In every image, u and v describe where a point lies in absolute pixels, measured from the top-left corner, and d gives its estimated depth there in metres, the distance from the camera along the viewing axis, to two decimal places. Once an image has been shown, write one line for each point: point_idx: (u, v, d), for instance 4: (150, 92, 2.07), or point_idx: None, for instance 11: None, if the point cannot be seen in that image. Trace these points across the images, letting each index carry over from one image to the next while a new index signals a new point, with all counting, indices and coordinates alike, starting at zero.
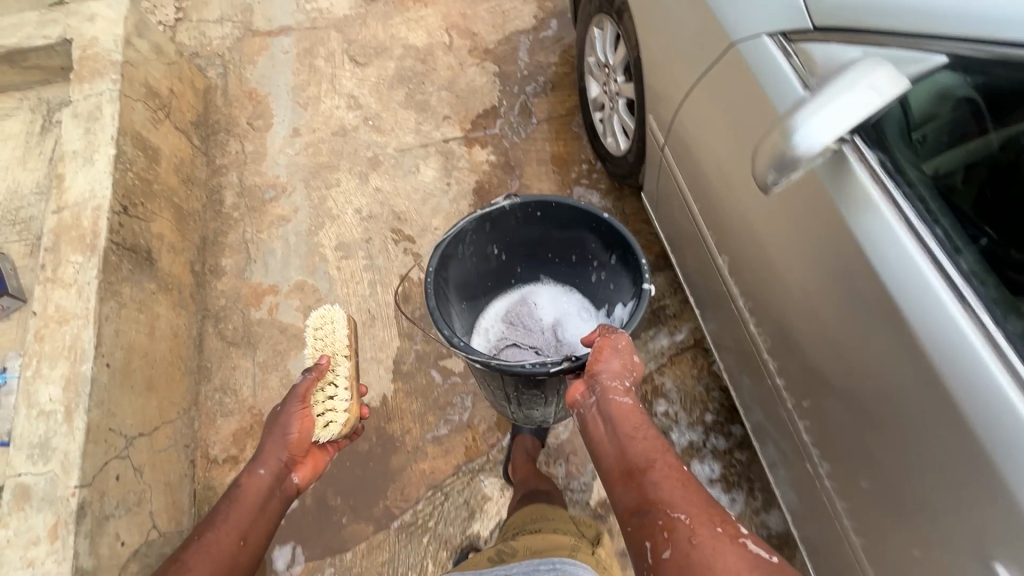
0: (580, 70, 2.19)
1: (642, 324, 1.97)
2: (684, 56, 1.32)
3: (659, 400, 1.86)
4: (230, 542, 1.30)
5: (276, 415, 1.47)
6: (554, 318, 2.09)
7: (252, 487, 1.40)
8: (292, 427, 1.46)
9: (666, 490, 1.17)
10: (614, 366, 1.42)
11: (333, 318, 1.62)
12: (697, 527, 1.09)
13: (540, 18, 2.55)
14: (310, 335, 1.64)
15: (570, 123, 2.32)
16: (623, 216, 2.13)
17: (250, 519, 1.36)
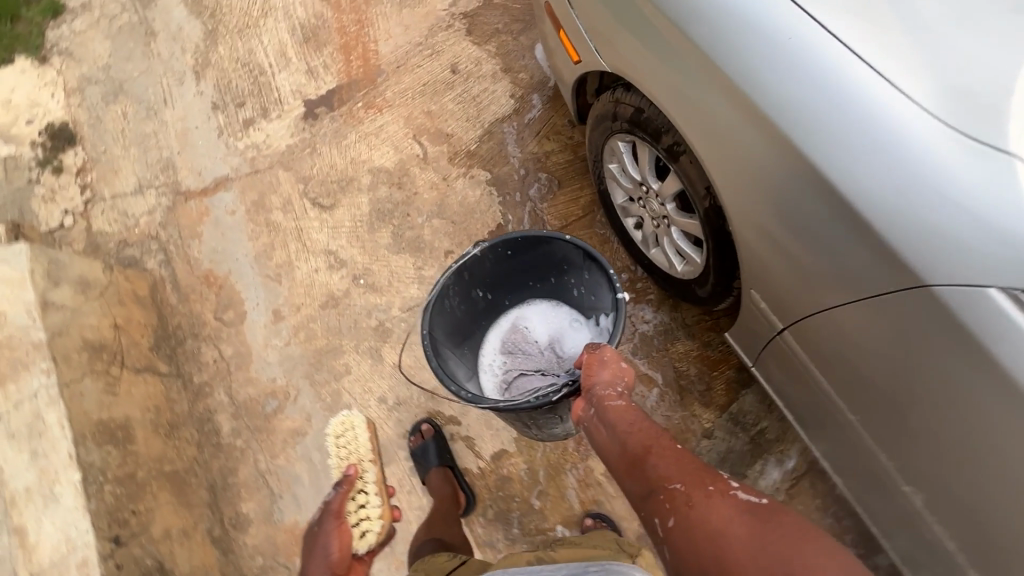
0: (593, 169, 1.82)
1: (745, 458, 1.72)
2: (826, 258, 1.07)
3: None
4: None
5: (315, 537, 1.59)
6: (554, 336, 1.84)
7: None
8: (332, 545, 1.54)
9: (664, 471, 1.07)
10: (604, 372, 1.31)
11: (354, 422, 1.79)
12: (701, 500, 1.00)
13: (518, 97, 2.15)
14: (332, 445, 1.77)
15: (593, 225, 1.98)
16: (686, 329, 1.84)
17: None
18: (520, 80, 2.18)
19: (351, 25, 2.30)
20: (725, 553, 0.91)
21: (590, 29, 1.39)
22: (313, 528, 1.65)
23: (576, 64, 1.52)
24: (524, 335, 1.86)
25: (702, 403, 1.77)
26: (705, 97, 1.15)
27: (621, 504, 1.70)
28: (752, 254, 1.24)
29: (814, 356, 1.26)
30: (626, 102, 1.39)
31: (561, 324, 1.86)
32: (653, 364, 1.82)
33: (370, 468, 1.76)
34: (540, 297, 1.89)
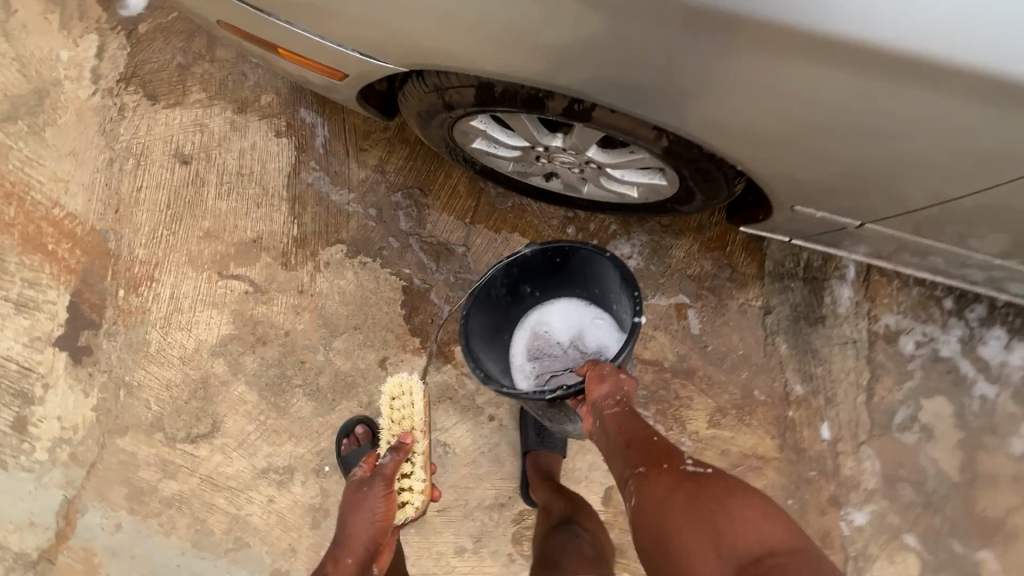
0: (452, 156, 1.27)
1: (813, 298, 1.50)
2: (892, 119, 0.80)
3: (901, 339, 1.50)
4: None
5: (357, 494, 1.18)
6: (586, 330, 1.36)
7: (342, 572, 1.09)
8: (377, 504, 1.16)
9: (631, 456, 0.97)
10: (603, 383, 1.06)
11: (413, 392, 1.31)
12: (658, 482, 0.91)
13: (286, 128, 1.51)
14: (384, 406, 1.33)
15: (497, 203, 1.51)
16: (671, 231, 1.50)
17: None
18: (271, 108, 1.51)
19: (8, 208, 1.51)
20: (669, 533, 0.85)
21: (357, 36, 0.91)
22: (352, 481, 1.22)
23: (344, 80, 1.06)
24: (552, 329, 1.39)
25: (740, 285, 1.50)
26: (600, 31, 0.76)
27: (745, 436, 1.49)
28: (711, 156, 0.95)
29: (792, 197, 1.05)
30: (463, 91, 0.95)
31: (584, 320, 1.37)
32: (669, 290, 1.50)
33: (422, 439, 1.27)
34: (572, 295, 1.39)
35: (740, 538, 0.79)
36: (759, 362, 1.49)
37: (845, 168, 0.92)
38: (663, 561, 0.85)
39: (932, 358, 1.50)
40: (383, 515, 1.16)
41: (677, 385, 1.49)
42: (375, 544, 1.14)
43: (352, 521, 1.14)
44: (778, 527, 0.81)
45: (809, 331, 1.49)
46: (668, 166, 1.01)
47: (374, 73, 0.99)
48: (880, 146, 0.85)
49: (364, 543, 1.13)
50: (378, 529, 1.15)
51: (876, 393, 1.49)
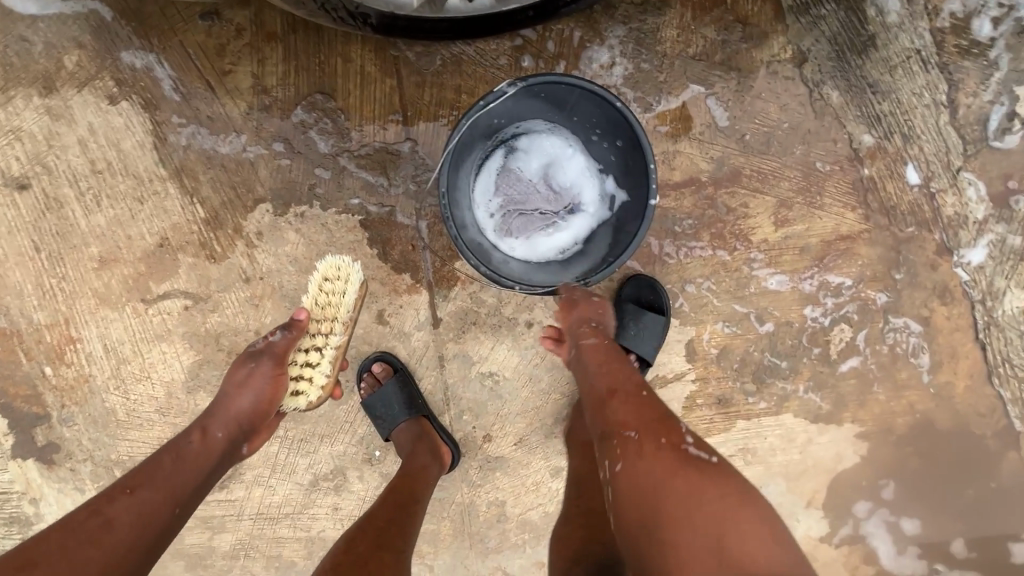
0: (342, 18, 0.93)
1: (854, 18, 1.15)
2: None
3: (976, 22, 1.16)
4: (152, 504, 0.77)
5: (241, 367, 0.94)
6: (560, 166, 1.08)
7: (205, 449, 0.87)
8: (264, 383, 0.93)
9: (620, 415, 0.89)
10: (578, 308, 1.04)
11: (349, 277, 1.06)
12: (651, 452, 0.84)
13: (119, 85, 1.10)
14: (312, 285, 1.05)
15: (423, 69, 1.13)
16: (650, 9, 1.13)
17: (177, 486, 0.81)
18: (85, 69, 1.09)
19: None
20: (666, 519, 0.76)
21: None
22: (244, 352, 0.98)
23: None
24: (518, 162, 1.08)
25: (759, 42, 1.15)
26: None
27: (823, 220, 1.22)
28: None
29: None
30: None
31: (552, 148, 1.08)
32: (675, 86, 1.15)
33: (339, 332, 1.05)
34: (546, 116, 1.06)
35: (747, 550, 0.71)
36: (812, 127, 1.18)
37: None
38: (647, 536, 0.77)
39: (1019, 31, 1.17)
40: (267, 397, 0.94)
41: (725, 196, 1.20)
42: (253, 424, 0.93)
43: (233, 393, 0.92)
44: (770, 542, 0.73)
45: (860, 63, 1.16)
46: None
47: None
48: None
49: (243, 424, 0.92)
50: (258, 411, 0.93)
51: (960, 104, 1.19)
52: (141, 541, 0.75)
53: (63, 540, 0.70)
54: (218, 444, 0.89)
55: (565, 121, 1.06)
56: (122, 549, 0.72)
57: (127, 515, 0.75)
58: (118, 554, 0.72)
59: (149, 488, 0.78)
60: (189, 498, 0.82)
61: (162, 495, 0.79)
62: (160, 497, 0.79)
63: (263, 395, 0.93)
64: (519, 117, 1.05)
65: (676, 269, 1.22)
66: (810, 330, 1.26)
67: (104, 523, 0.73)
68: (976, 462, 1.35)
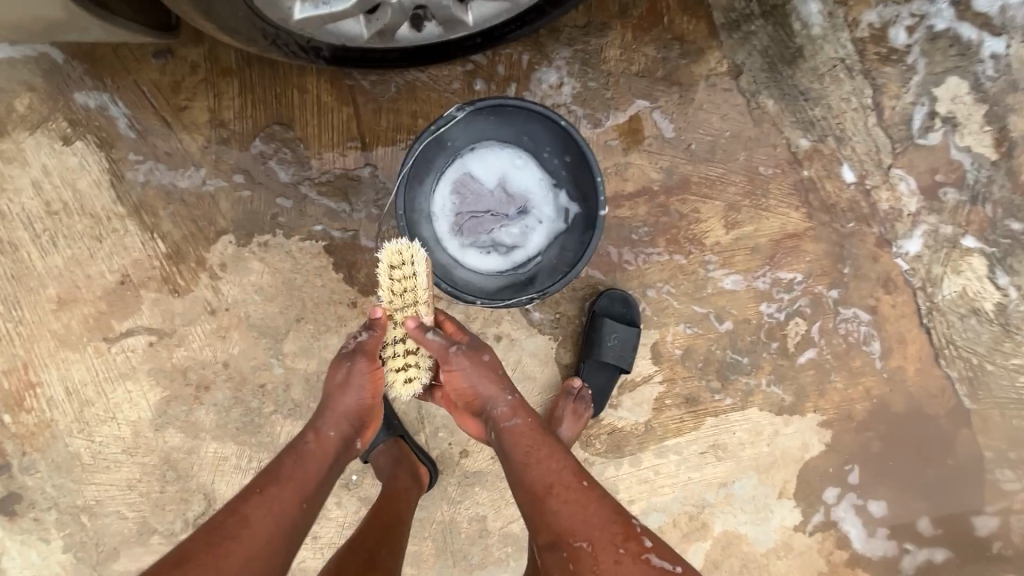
0: (290, 52, 0.93)
1: (782, 32, 1.23)
2: None
3: (892, 31, 1.26)
4: (284, 507, 0.76)
5: (341, 367, 0.88)
6: (511, 180, 1.11)
7: (320, 448, 0.84)
8: (365, 381, 0.87)
9: (567, 524, 0.80)
10: (480, 380, 0.90)
11: (416, 259, 0.86)
12: (610, 567, 0.77)
13: (72, 126, 1.10)
14: (380, 271, 0.88)
15: (379, 96, 1.16)
16: (593, 31, 1.19)
17: (299, 487, 0.79)
18: (37, 112, 1.09)
19: None
20: None
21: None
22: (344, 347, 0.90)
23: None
24: (471, 176, 1.10)
25: (697, 58, 1.22)
26: None
27: (770, 221, 1.29)
28: None
29: None
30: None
31: (506, 164, 1.11)
32: (622, 102, 1.21)
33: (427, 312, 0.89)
34: (497, 133, 1.09)
35: None
36: (752, 134, 1.25)
37: None
38: None
39: (931, 38, 1.27)
40: (374, 393, 0.89)
41: (677, 203, 1.26)
42: (362, 419, 0.89)
43: (337, 392, 0.87)
44: None
45: (791, 73, 1.24)
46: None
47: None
48: None
49: (354, 420, 0.88)
50: (366, 407, 0.88)
51: (885, 107, 1.28)
52: (279, 541, 0.74)
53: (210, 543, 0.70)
54: (330, 443, 0.85)
55: (517, 138, 1.10)
56: (263, 549, 0.72)
57: (261, 517, 0.74)
58: (260, 553, 0.72)
59: (278, 489, 0.77)
60: (313, 498, 0.80)
61: (291, 495, 0.78)
62: (290, 498, 0.77)
63: (367, 391, 0.88)
64: (472, 136, 1.08)
65: (636, 275, 1.27)
66: (767, 326, 1.32)
67: (243, 525, 0.73)
68: (933, 442, 1.42)
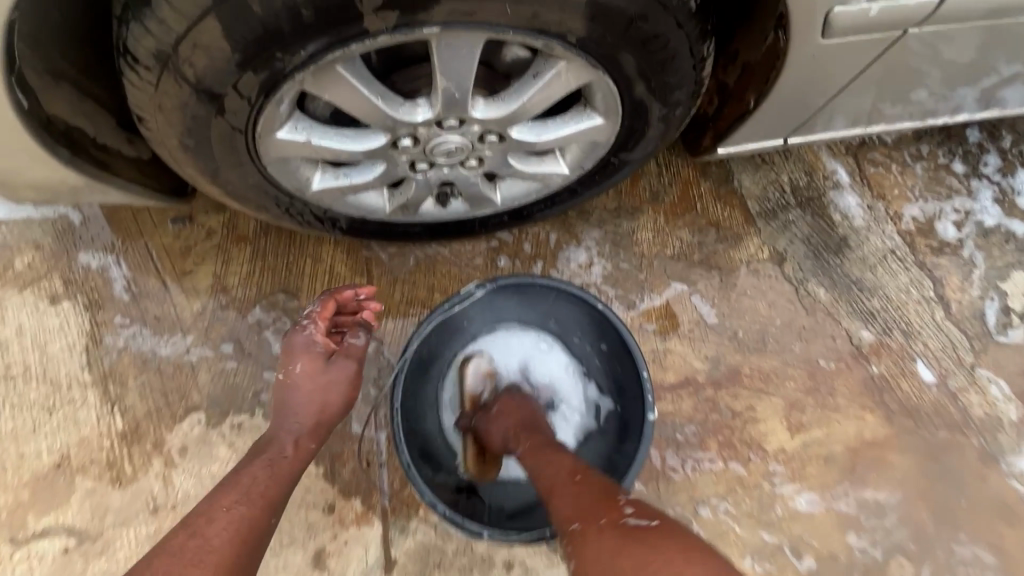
0: (305, 219, 0.88)
1: (822, 221, 1.17)
2: None
3: (939, 225, 1.19)
4: (232, 513, 0.64)
5: (312, 363, 0.81)
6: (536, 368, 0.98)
7: (293, 462, 0.74)
8: (342, 393, 0.82)
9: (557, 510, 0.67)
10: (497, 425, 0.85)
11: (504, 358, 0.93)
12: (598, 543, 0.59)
13: (65, 285, 1.03)
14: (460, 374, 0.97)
15: (395, 268, 1.08)
16: (624, 212, 1.14)
17: (268, 490, 0.69)
18: (34, 270, 1.03)
19: None
20: None
21: None
22: (298, 342, 0.83)
23: None
24: (486, 366, 0.97)
25: (734, 243, 1.15)
26: None
27: (841, 424, 1.07)
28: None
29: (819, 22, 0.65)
30: (243, 83, 0.56)
31: (526, 348, 0.98)
32: (657, 284, 1.11)
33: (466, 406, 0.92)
34: (517, 315, 0.99)
35: None
36: (806, 323, 1.12)
37: None
38: None
39: (983, 234, 1.20)
40: (347, 404, 0.83)
41: (727, 397, 1.07)
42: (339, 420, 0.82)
43: (309, 395, 0.80)
44: None
45: (839, 262, 1.15)
46: (603, 62, 0.60)
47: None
48: None
49: (328, 396, 0.80)
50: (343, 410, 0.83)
51: (951, 300, 1.15)
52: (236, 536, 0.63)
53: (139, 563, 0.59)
54: (300, 448, 0.76)
55: (540, 318, 0.98)
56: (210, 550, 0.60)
57: (202, 533, 0.62)
58: (213, 554, 0.60)
59: (229, 497, 0.66)
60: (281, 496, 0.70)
61: (257, 496, 0.67)
62: (248, 511, 0.65)
63: (331, 378, 0.81)
64: (491, 317, 0.98)
65: (684, 487, 1.02)
66: (861, 565, 1.01)
67: (189, 538, 0.61)
68: None
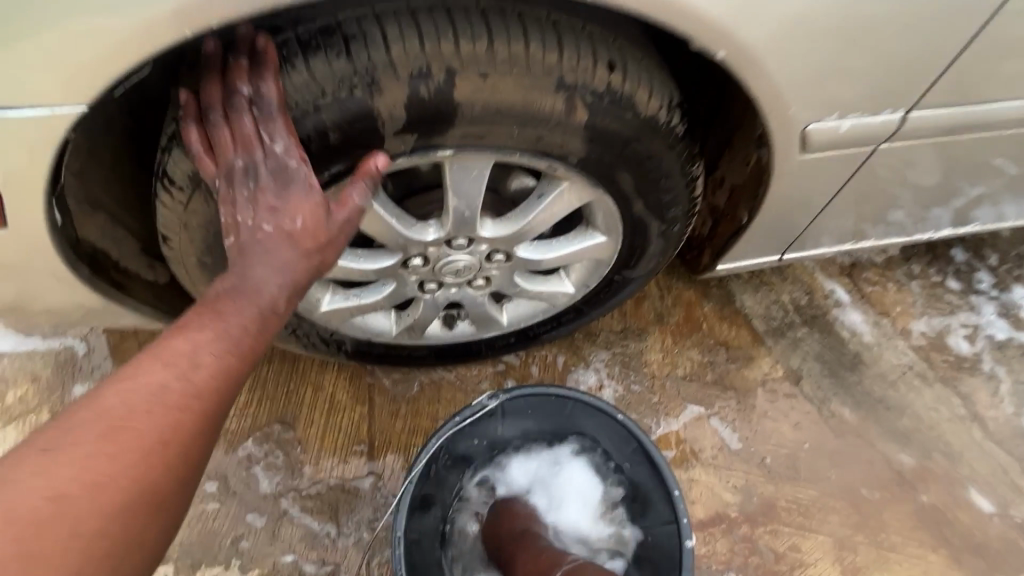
0: (312, 342, 0.88)
1: (831, 338, 1.16)
2: None
3: (950, 340, 1.18)
4: (162, 403, 0.43)
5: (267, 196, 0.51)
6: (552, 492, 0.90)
7: (251, 322, 0.49)
8: (319, 246, 0.52)
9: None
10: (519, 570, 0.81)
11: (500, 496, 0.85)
12: None
13: (53, 420, 0.99)
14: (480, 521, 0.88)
15: (399, 394, 1.04)
16: (630, 333, 1.13)
17: (227, 354, 0.47)
18: (25, 403, 1.00)
19: None
20: None
21: None
22: (238, 189, 0.51)
23: (12, 223, 0.59)
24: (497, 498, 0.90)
25: (746, 362, 1.12)
26: None
27: (898, 567, 0.95)
28: (670, 94, 0.61)
29: (800, 154, 0.71)
30: None
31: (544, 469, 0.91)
32: (672, 407, 1.06)
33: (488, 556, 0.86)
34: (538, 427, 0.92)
35: None
36: (837, 447, 1.04)
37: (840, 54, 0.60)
38: None
39: (997, 347, 1.18)
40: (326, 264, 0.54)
41: (765, 536, 0.96)
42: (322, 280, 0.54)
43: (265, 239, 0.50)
44: None
45: (858, 380, 1.11)
46: (600, 181, 0.64)
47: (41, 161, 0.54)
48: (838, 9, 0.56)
49: (325, 250, 0.53)
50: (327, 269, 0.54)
51: (985, 417, 1.09)
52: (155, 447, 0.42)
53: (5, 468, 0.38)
54: (281, 299, 0.51)
55: (564, 431, 0.92)
56: (118, 468, 0.40)
57: (95, 447, 0.40)
58: (112, 484, 0.39)
59: (166, 360, 0.45)
60: (243, 362, 0.48)
61: (208, 358, 0.45)
62: (174, 419, 0.43)
63: (330, 239, 0.53)
64: (510, 432, 0.91)
65: None
66: None
67: (88, 445, 0.40)
68: None
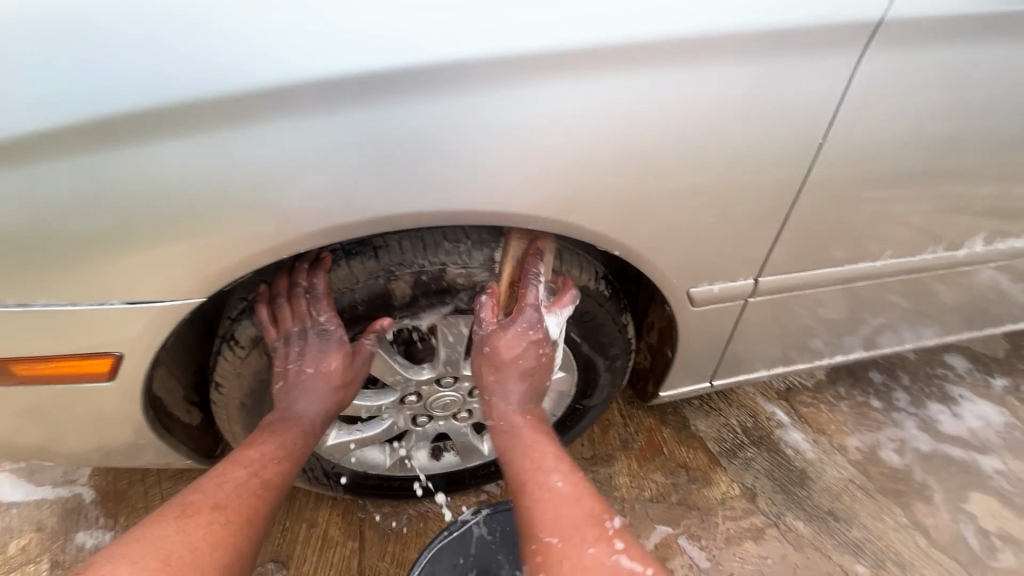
0: (314, 477, 0.99)
1: (779, 457, 1.30)
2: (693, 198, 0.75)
3: (881, 453, 1.33)
4: (250, 490, 0.69)
5: (312, 354, 0.76)
6: None
7: (298, 437, 0.76)
8: (342, 384, 0.79)
9: (585, 504, 0.72)
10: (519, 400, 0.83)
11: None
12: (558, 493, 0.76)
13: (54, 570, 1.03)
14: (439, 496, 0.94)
15: (390, 525, 1.12)
16: (599, 459, 1.26)
17: (285, 460, 0.74)
18: (26, 553, 1.05)
19: None
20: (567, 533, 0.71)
21: (126, 284, 0.65)
22: (292, 347, 0.75)
23: (119, 376, 0.73)
24: None
25: (706, 482, 1.24)
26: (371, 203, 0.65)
27: None
28: (597, 271, 0.84)
29: (703, 309, 0.93)
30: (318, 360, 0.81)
31: None
32: (643, 528, 1.16)
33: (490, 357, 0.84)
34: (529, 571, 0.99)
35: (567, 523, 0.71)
36: (799, 561, 1.14)
37: (719, 250, 0.83)
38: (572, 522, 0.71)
39: (924, 458, 1.33)
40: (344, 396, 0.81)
41: None
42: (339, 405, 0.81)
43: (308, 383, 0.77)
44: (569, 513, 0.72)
45: (807, 495, 1.24)
46: (554, 330, 0.86)
47: (159, 331, 0.70)
48: (712, 222, 0.79)
49: (347, 388, 0.80)
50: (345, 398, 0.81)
51: (927, 525, 1.21)
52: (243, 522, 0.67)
53: (152, 526, 0.61)
54: (315, 422, 0.78)
55: None
56: (229, 530, 0.63)
57: (206, 515, 0.64)
58: (217, 535, 0.62)
59: (247, 463, 0.71)
60: (292, 466, 0.74)
61: (275, 462, 0.73)
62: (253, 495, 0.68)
63: (351, 379, 0.80)
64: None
65: None
66: None
67: (210, 515, 0.64)
68: None
